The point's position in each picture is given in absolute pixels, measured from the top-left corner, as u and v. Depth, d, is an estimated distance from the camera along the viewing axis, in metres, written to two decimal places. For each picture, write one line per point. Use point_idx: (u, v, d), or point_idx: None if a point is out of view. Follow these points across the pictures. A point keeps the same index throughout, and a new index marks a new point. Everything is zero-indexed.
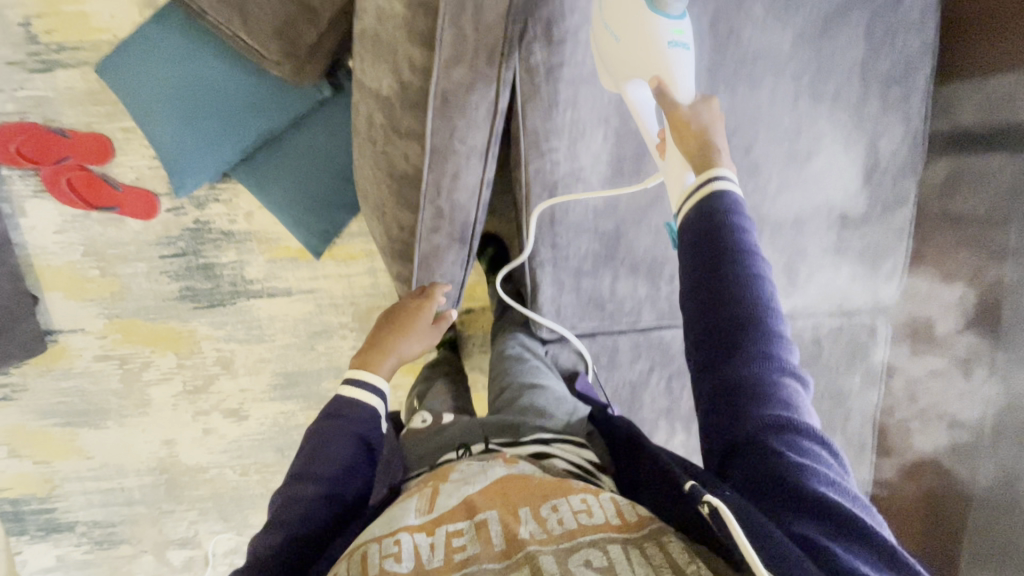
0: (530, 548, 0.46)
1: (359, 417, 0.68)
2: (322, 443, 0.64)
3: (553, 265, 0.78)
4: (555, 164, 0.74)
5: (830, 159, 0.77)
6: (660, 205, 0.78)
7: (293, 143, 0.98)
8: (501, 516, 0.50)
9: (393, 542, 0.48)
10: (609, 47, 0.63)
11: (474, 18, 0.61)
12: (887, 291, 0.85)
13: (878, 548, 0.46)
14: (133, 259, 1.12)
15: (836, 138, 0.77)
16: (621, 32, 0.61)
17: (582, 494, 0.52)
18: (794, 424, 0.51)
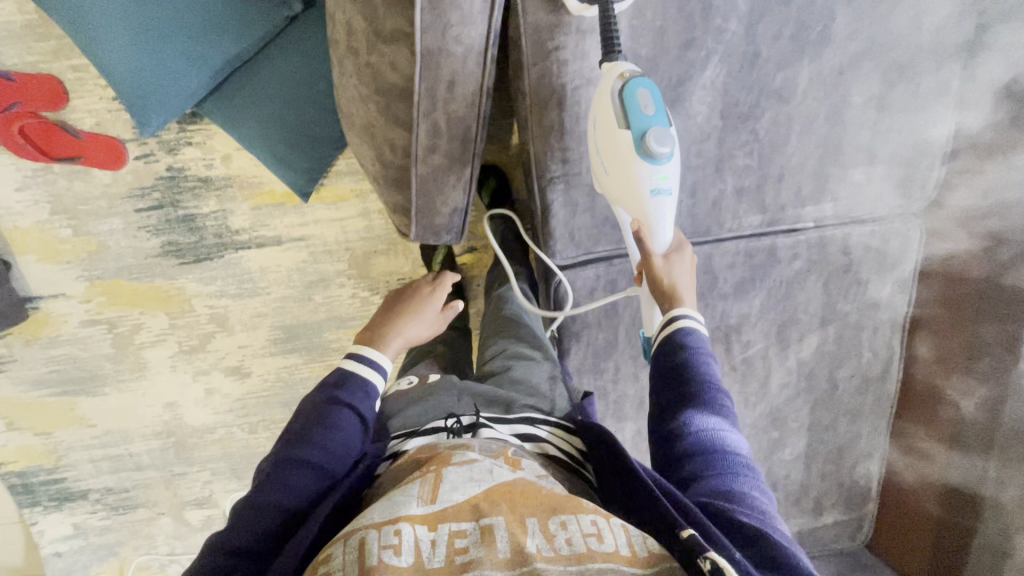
0: (536, 564, 0.39)
1: (358, 391, 0.65)
2: (320, 414, 0.61)
3: (565, 182, 0.71)
4: (562, 65, 0.66)
5: (866, 43, 0.69)
6: (682, 107, 0.69)
7: (265, 70, 0.88)
8: (507, 522, 0.42)
9: (394, 531, 0.41)
10: (601, 171, 0.63)
11: None
12: (921, 192, 0.79)
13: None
14: (106, 215, 1.04)
15: (873, 17, 0.68)
16: (613, 169, 0.61)
17: (595, 513, 0.44)
18: (741, 498, 0.52)
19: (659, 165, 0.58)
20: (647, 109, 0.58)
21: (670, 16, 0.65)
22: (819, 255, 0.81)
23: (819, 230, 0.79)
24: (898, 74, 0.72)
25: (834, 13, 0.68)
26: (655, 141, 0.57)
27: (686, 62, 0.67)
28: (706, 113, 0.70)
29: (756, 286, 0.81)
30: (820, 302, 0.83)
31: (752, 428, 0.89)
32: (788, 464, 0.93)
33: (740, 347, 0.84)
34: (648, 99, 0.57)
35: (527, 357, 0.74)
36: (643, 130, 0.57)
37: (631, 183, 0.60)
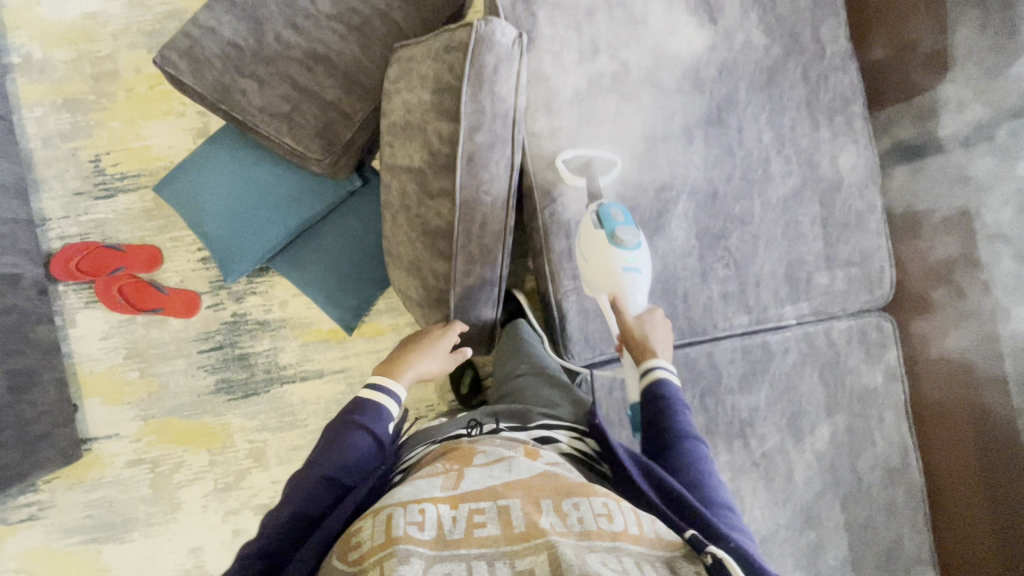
0: (548, 534, 0.46)
1: (371, 412, 0.74)
2: (338, 431, 0.71)
3: (577, 294, 0.86)
4: (566, 206, 0.85)
5: (800, 179, 0.90)
6: (663, 232, 0.87)
7: (328, 229, 1.10)
8: (523, 504, 0.50)
9: (419, 511, 0.50)
10: (582, 262, 0.79)
11: (489, 93, 0.77)
12: (883, 290, 0.92)
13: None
14: (172, 358, 1.18)
15: (801, 161, 0.90)
16: (589, 255, 0.78)
17: (605, 497, 0.52)
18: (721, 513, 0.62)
19: (627, 253, 0.76)
20: (617, 217, 0.78)
21: (645, 169, 0.87)
22: (808, 348, 0.91)
23: (803, 326, 0.91)
24: (834, 199, 0.90)
25: (769, 160, 0.89)
26: (622, 240, 0.76)
27: (661, 200, 0.87)
28: (685, 235, 0.88)
29: (758, 380, 0.89)
30: (821, 392, 0.91)
31: (788, 529, 0.89)
32: (836, 570, 0.89)
33: (757, 441, 0.89)
34: (616, 212, 0.78)
35: (541, 379, 0.86)
36: (613, 230, 0.76)
37: (605, 267, 0.77)
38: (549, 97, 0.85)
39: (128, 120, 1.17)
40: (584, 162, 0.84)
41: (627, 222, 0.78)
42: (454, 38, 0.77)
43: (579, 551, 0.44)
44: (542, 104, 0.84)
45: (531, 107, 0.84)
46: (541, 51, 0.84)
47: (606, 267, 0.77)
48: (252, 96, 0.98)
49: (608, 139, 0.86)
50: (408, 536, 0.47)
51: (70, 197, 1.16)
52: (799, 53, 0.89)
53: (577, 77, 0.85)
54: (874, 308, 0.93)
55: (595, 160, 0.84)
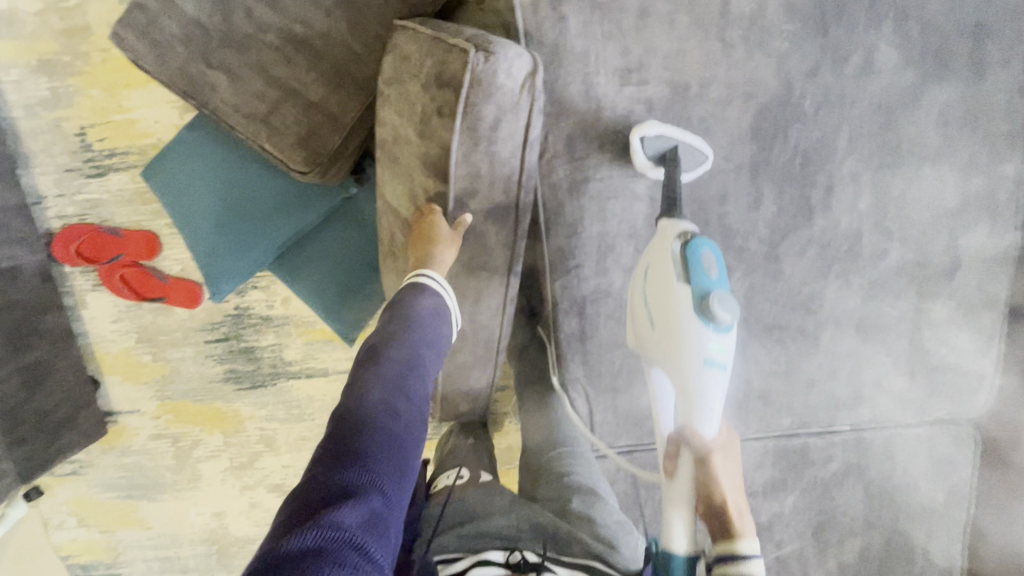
0: None
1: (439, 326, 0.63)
2: (412, 341, 0.59)
3: (585, 381, 0.73)
4: (582, 280, 0.69)
5: (896, 259, 0.68)
6: None
7: (323, 237, 0.98)
8: None
9: None
10: (647, 331, 0.61)
11: (488, 154, 0.60)
12: (973, 399, 0.74)
13: None
14: (181, 345, 1.17)
15: (902, 237, 0.68)
16: (660, 322, 0.59)
17: None
18: None
19: (714, 331, 0.56)
20: (709, 269, 0.57)
21: None
22: (856, 459, 0.76)
23: (858, 432, 0.75)
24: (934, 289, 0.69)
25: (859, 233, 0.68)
26: (717, 301, 0.55)
27: None
28: (729, 323, 0.70)
29: (788, 487, 0.77)
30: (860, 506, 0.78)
31: None
32: None
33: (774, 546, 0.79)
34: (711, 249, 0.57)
35: (587, 491, 0.70)
36: (704, 288, 0.56)
37: (683, 334, 0.56)
38: (573, 140, 0.65)
39: (109, 88, 1.04)
40: (665, 147, 0.63)
41: (720, 280, 0.58)
42: (446, 67, 0.58)
43: None
44: (564, 150, 0.65)
45: (549, 152, 0.65)
46: (566, 78, 0.63)
47: (685, 334, 0.56)
48: (224, 91, 0.81)
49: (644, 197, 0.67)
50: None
51: (60, 174, 1.07)
52: (939, 86, 0.64)
53: (615, 112, 0.64)
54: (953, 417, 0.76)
55: (683, 142, 0.63)
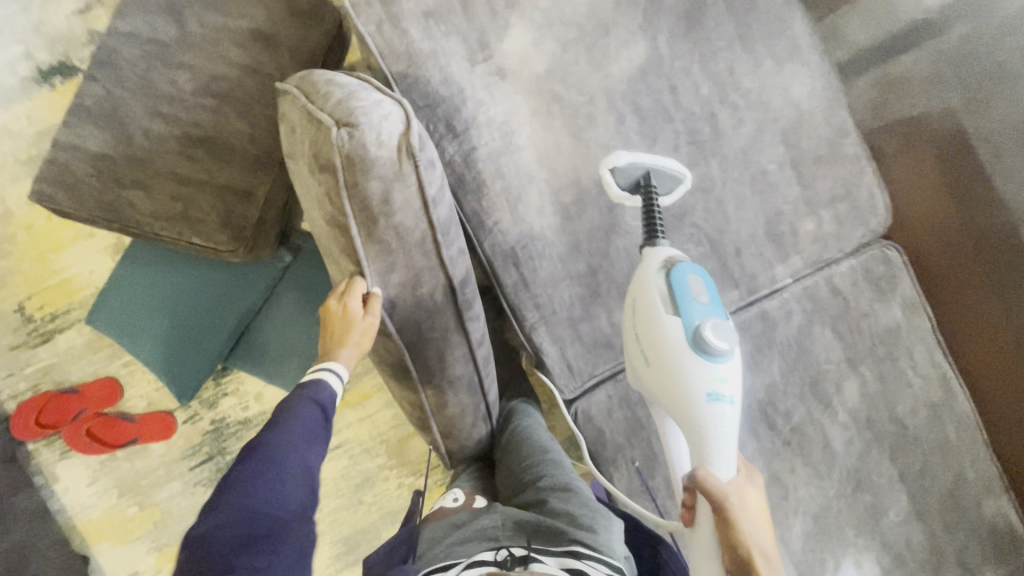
0: None
1: (309, 410, 0.65)
2: (274, 439, 0.60)
3: (545, 325, 0.77)
4: (504, 233, 0.75)
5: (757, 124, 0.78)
6: (620, 229, 0.78)
7: (274, 312, 1.02)
8: None
9: None
10: (640, 366, 0.68)
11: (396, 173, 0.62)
12: (879, 216, 0.82)
13: None
14: (165, 483, 1.13)
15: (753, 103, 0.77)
16: (651, 361, 0.66)
17: None
18: None
19: (713, 367, 0.63)
20: (697, 296, 0.65)
21: (579, 168, 0.76)
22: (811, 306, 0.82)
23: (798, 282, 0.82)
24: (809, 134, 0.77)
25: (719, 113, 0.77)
26: (715, 333, 0.63)
27: (609, 194, 0.77)
28: (644, 224, 0.78)
29: (768, 355, 0.80)
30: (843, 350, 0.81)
31: (838, 498, 0.82)
32: (900, 526, 0.83)
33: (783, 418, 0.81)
34: (701, 281, 0.65)
35: (560, 489, 0.76)
36: (695, 326, 0.63)
37: (691, 370, 0.64)
38: (451, 120, 0.74)
39: (38, 257, 1.09)
40: (639, 175, 0.69)
41: (714, 305, 0.65)
42: (322, 149, 0.60)
43: None
44: (446, 129, 0.74)
45: (435, 136, 0.74)
46: (426, 72, 0.73)
47: (690, 378, 0.64)
48: (142, 204, 0.88)
49: (529, 146, 0.76)
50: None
51: (8, 353, 1.09)
52: None
53: (475, 87, 0.74)
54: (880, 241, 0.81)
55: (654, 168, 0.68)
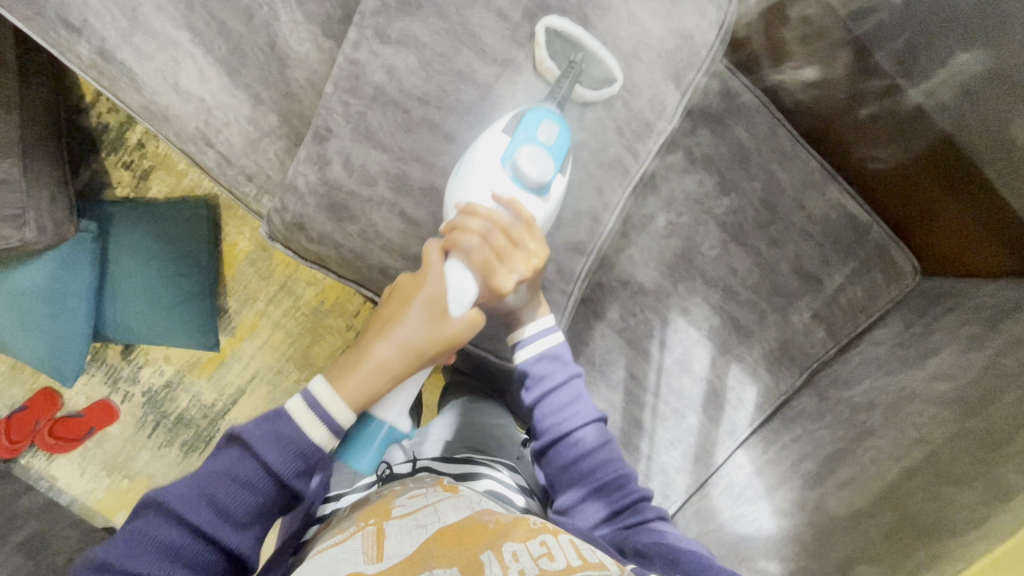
0: (479, 561, 0.46)
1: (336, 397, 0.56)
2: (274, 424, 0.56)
3: (267, 193, 0.74)
4: (181, 115, 0.71)
5: (339, 246, 0.61)
6: (292, 59, 0.70)
7: (116, 282, 1.07)
8: (460, 566, 0.46)
9: None
10: (481, 170, 0.56)
11: None
12: None
13: (606, 464, 0.64)
14: (136, 455, 1.27)
15: (349, 181, 0.60)
16: (502, 184, 0.56)
17: (544, 536, 0.50)
18: (594, 466, 0.65)
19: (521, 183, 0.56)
20: (550, 134, 0.56)
21: (216, 9, 0.69)
22: (553, 317, 0.68)
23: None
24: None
25: (298, 207, 0.62)
26: (533, 156, 0.55)
27: (259, 27, 0.69)
28: (314, 43, 0.70)
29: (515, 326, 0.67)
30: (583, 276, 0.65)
31: (639, 249, 0.79)
32: (719, 259, 0.78)
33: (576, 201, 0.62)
34: (551, 123, 0.56)
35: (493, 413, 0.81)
36: (532, 134, 0.56)
37: (485, 155, 0.56)
38: (67, 16, 0.68)
39: None
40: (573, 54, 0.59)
41: (562, 140, 0.57)
42: None
43: None
44: (68, 29, 0.69)
45: (64, 43, 0.69)
46: None
47: (481, 141, 0.57)
48: None
49: (154, 7, 0.69)
50: None
51: None
52: None
53: None
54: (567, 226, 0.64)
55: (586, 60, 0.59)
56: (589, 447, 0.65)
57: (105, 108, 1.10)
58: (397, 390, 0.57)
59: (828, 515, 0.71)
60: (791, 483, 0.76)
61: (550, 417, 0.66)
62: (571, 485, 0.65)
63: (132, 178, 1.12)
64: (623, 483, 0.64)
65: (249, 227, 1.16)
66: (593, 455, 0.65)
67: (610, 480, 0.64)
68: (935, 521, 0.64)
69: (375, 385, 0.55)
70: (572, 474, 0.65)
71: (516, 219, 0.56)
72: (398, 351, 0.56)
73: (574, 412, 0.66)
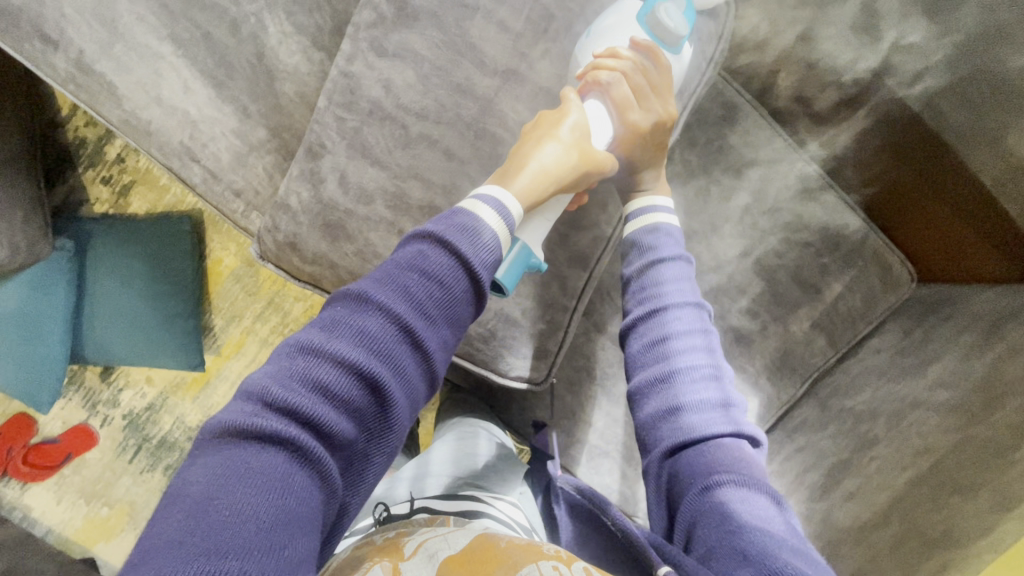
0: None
1: (427, 285, 0.46)
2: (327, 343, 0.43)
3: (256, 209, 0.72)
4: (164, 131, 0.69)
5: (335, 266, 0.60)
6: (281, 71, 0.68)
7: (96, 301, 1.02)
8: None
9: None
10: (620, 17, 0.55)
11: None
12: None
13: (692, 368, 0.55)
14: (117, 481, 1.22)
15: (345, 200, 0.58)
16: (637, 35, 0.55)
17: (554, 558, 0.48)
18: (675, 366, 0.56)
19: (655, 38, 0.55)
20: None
21: (202, 21, 0.66)
22: (556, 335, 0.66)
23: (523, 315, 0.65)
24: (390, 10, 0.58)
25: (291, 226, 0.60)
26: (667, 15, 0.54)
27: (247, 39, 0.67)
28: (304, 55, 0.68)
29: (517, 345, 0.66)
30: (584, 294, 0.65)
31: None
32: (719, 269, 0.78)
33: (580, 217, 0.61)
34: None
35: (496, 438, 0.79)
36: None
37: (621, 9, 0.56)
38: (43, 29, 0.66)
39: None
40: None
41: (692, 8, 0.55)
42: None
43: None
44: (45, 43, 0.66)
45: (41, 57, 0.67)
46: None
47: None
48: None
49: (136, 19, 0.66)
50: None
51: None
52: None
53: None
54: (565, 242, 0.65)
55: None
56: (674, 341, 0.56)
57: (82, 121, 1.06)
58: (534, 222, 0.55)
59: (837, 526, 0.71)
60: (799, 494, 0.74)
61: (641, 289, 0.59)
62: (653, 376, 0.56)
63: (111, 194, 1.08)
64: (710, 394, 0.54)
65: (234, 243, 1.12)
66: (679, 353, 0.56)
67: (702, 377, 0.55)
68: (940, 533, 0.66)
69: (539, 188, 0.53)
70: (656, 364, 0.57)
71: (653, 65, 0.55)
72: (540, 175, 0.52)
73: (664, 299, 0.58)
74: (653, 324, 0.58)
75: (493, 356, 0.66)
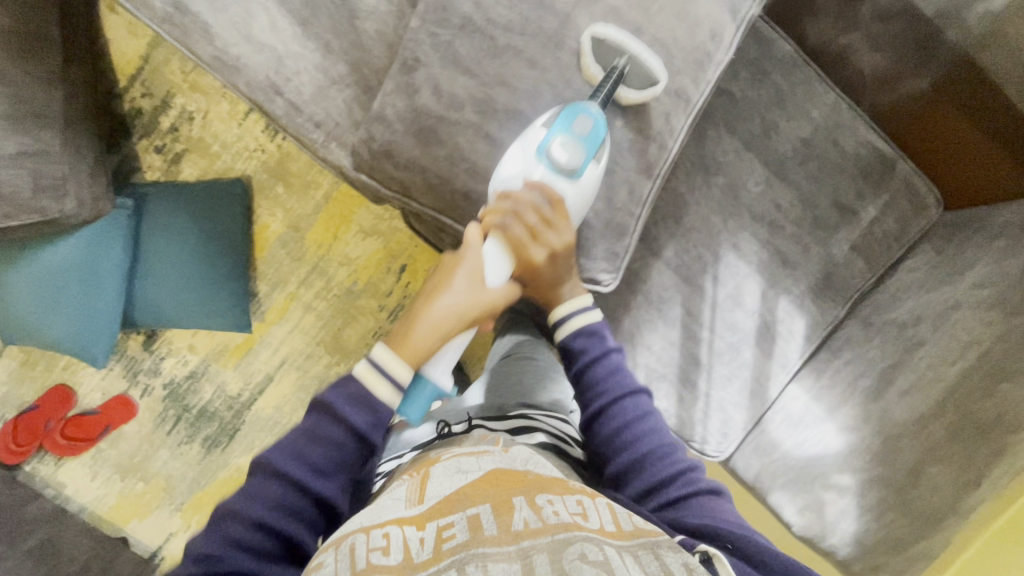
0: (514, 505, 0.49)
1: (326, 447, 0.60)
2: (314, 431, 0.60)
3: (334, 139, 0.76)
4: (252, 64, 0.74)
5: (425, 169, 0.64)
6: (362, 9, 0.74)
7: (150, 261, 1.06)
8: (494, 506, 0.49)
9: (384, 535, 0.48)
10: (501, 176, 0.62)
11: None
12: None
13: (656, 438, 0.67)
14: (154, 453, 1.22)
15: (437, 106, 0.63)
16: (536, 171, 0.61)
17: (576, 494, 0.51)
18: (638, 436, 0.67)
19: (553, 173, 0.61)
20: (585, 126, 0.60)
21: None
22: (624, 240, 0.68)
23: (597, 217, 0.67)
24: None
25: (385, 134, 0.65)
26: (565, 150, 0.59)
27: None
28: None
29: (590, 247, 0.68)
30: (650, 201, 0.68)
31: (688, 190, 0.83)
32: (764, 195, 0.83)
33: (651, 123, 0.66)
34: (585, 117, 0.60)
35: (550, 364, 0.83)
36: (566, 129, 0.60)
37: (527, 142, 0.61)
38: None
39: None
40: None
41: (598, 129, 0.60)
42: None
43: (554, 545, 0.43)
44: None
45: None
46: None
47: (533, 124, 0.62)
48: None
49: None
50: (374, 569, 0.44)
51: None
52: None
53: None
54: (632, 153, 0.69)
55: None
56: (623, 428, 0.68)
57: (139, 93, 1.11)
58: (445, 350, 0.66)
59: (892, 422, 0.77)
60: (853, 400, 0.80)
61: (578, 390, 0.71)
62: (632, 440, 0.67)
63: (163, 162, 1.12)
64: (673, 456, 0.66)
65: (281, 208, 1.15)
66: (642, 428, 0.67)
67: (658, 448, 0.66)
68: (993, 418, 0.72)
69: (431, 342, 0.64)
70: (631, 429, 0.67)
71: (546, 201, 0.62)
72: (445, 315, 0.64)
73: (620, 385, 0.70)
74: (613, 405, 0.69)
75: (565, 259, 0.68)
